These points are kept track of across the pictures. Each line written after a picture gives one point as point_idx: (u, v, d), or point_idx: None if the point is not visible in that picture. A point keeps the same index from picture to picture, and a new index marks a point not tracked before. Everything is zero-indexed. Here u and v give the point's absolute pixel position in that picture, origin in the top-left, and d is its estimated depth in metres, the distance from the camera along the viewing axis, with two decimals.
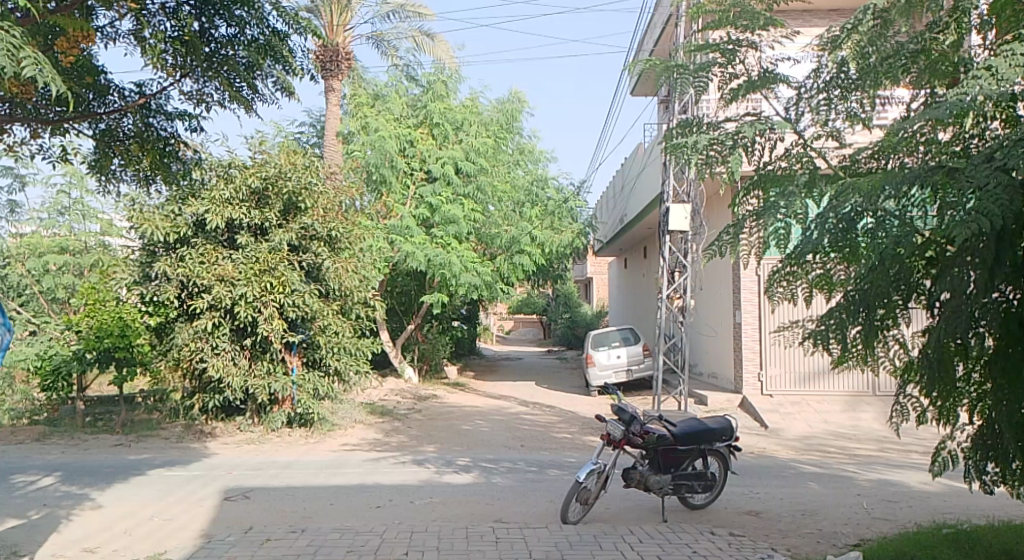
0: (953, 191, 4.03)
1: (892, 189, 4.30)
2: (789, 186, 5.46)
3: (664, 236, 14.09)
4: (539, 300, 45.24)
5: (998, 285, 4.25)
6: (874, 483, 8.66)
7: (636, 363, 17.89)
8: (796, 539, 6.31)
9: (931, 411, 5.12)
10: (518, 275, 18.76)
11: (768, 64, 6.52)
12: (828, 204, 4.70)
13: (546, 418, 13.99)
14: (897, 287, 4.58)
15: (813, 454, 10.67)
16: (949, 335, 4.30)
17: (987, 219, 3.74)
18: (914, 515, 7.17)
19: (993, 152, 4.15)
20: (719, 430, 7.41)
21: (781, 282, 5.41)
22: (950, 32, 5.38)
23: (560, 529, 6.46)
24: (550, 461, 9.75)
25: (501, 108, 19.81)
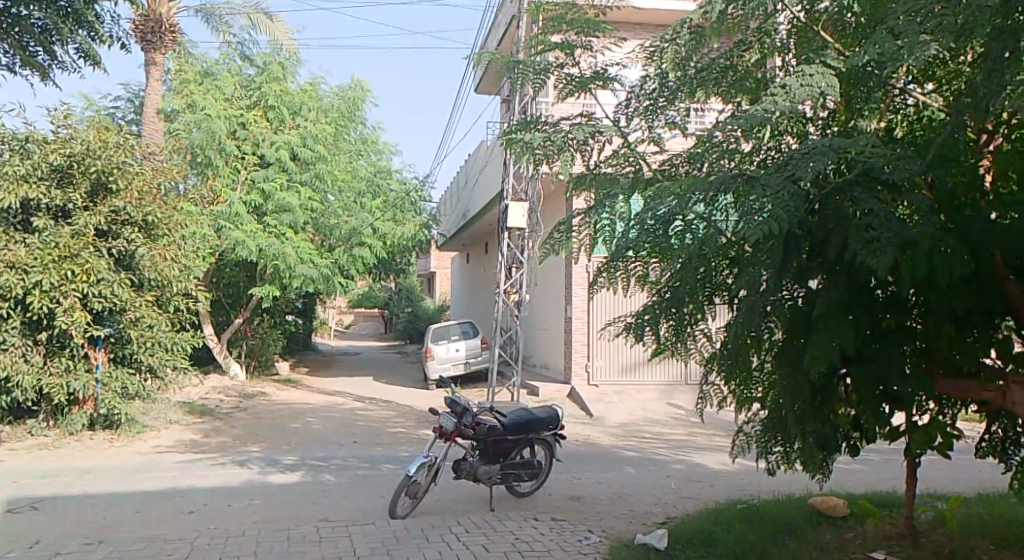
0: (751, 198, 4.26)
1: (701, 193, 4.61)
2: (614, 188, 5.73)
3: (502, 232, 14.36)
4: (380, 295, 44.72)
5: (787, 283, 4.48)
6: (682, 465, 9.36)
7: (473, 356, 18.04)
8: (611, 520, 6.69)
9: (730, 398, 5.62)
10: (358, 267, 18.42)
11: (600, 67, 6.81)
12: (647, 203, 4.97)
13: (380, 413, 13.83)
14: (704, 285, 4.98)
15: (632, 440, 11.34)
16: (746, 327, 4.56)
17: (777, 224, 3.99)
18: (713, 493, 7.80)
19: (785, 162, 4.45)
20: (546, 419, 7.64)
21: (605, 278, 5.67)
22: (754, 51, 5.78)
23: (387, 524, 6.40)
24: (380, 457, 9.65)
25: (342, 95, 19.26)
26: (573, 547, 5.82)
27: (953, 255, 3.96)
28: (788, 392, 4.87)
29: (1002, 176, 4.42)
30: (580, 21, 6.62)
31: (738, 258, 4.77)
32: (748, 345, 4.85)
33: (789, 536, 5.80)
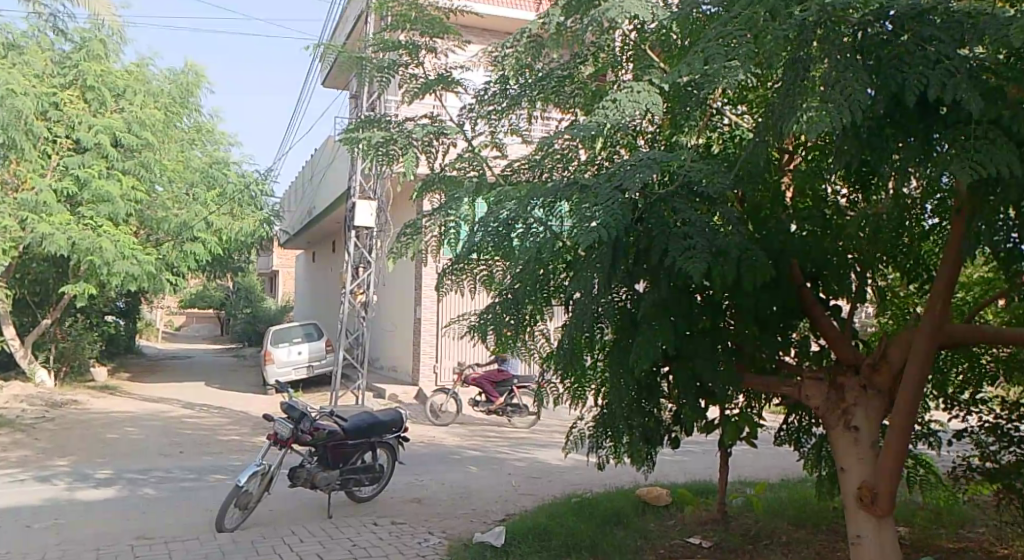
0: (585, 205, 4.41)
1: (539, 199, 4.73)
2: (458, 190, 5.73)
3: (349, 231, 14.00)
4: (216, 295, 42.29)
5: (615, 287, 4.70)
6: (522, 462, 9.60)
7: (317, 359, 17.49)
8: (451, 521, 6.73)
9: (566, 396, 5.82)
10: (188, 264, 17.46)
11: (444, 69, 6.82)
12: (489, 208, 5.09)
13: (211, 420, 13.07)
14: (541, 287, 5.12)
15: (476, 439, 11.48)
16: (578, 326, 4.75)
17: (605, 231, 4.15)
18: (551, 489, 8.06)
19: (614, 172, 4.66)
20: (389, 422, 7.53)
21: (450, 279, 5.67)
22: (589, 65, 5.94)
23: (213, 538, 6.06)
24: (209, 466, 9.11)
25: (174, 79, 17.98)
26: (411, 550, 5.79)
27: (757, 263, 4.32)
28: (616, 390, 5.09)
29: (798, 191, 4.95)
30: (423, 20, 6.58)
31: (572, 262, 4.93)
32: (581, 344, 5.05)
33: (616, 526, 6.11)
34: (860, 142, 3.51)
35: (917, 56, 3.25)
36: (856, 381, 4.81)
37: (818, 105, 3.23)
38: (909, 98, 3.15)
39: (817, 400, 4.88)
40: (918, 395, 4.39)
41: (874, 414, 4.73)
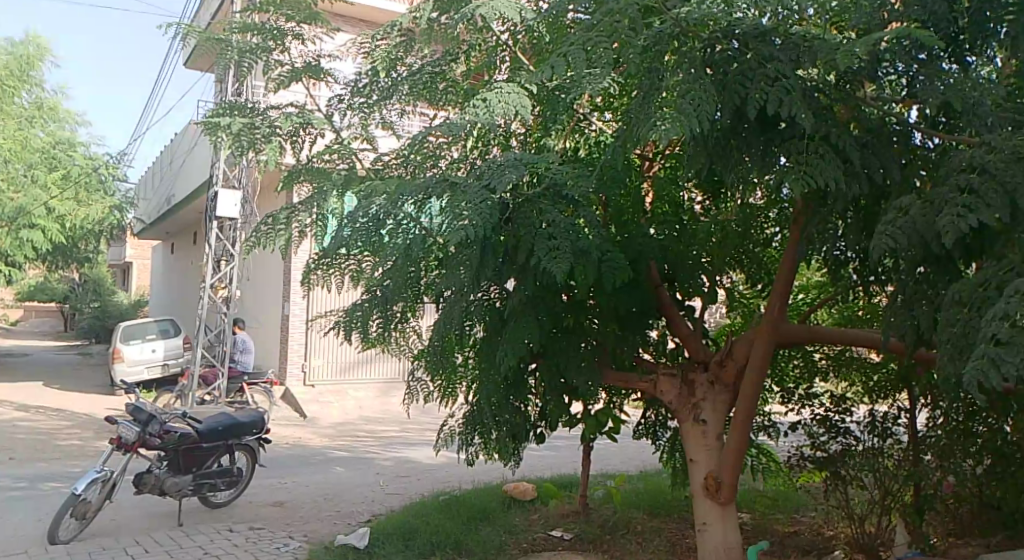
0: (452, 203, 4.24)
1: (410, 195, 4.45)
2: (326, 182, 5.47)
3: (210, 222, 13.32)
4: (59, 287, 39.00)
5: (484, 285, 4.70)
6: (391, 461, 9.49)
7: (173, 357, 16.51)
8: (313, 524, 6.54)
9: (436, 393, 5.79)
10: (24, 251, 16.34)
11: (313, 57, 6.58)
12: (358, 202, 4.70)
13: (50, 423, 12.03)
14: (412, 285, 5.01)
15: (343, 439, 11.24)
16: (447, 325, 4.70)
17: (470, 230, 4.01)
18: (419, 487, 8.02)
19: (480, 172, 4.55)
20: (250, 424, 7.19)
21: (318, 276, 5.47)
22: (461, 63, 5.99)
23: (45, 553, 5.57)
24: (45, 474, 8.38)
25: (11, 50, 16.53)
26: (268, 556, 5.58)
27: (617, 264, 4.41)
28: (484, 387, 5.07)
29: (658, 198, 5.18)
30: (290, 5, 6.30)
31: (442, 260, 4.77)
32: (452, 342, 5.02)
33: (481, 523, 6.15)
34: (709, 149, 3.71)
35: (759, 70, 3.46)
36: (705, 377, 5.11)
37: (671, 112, 3.38)
38: (751, 110, 3.36)
39: (670, 395, 5.15)
40: (755, 391, 4.74)
41: (719, 408, 5.07)
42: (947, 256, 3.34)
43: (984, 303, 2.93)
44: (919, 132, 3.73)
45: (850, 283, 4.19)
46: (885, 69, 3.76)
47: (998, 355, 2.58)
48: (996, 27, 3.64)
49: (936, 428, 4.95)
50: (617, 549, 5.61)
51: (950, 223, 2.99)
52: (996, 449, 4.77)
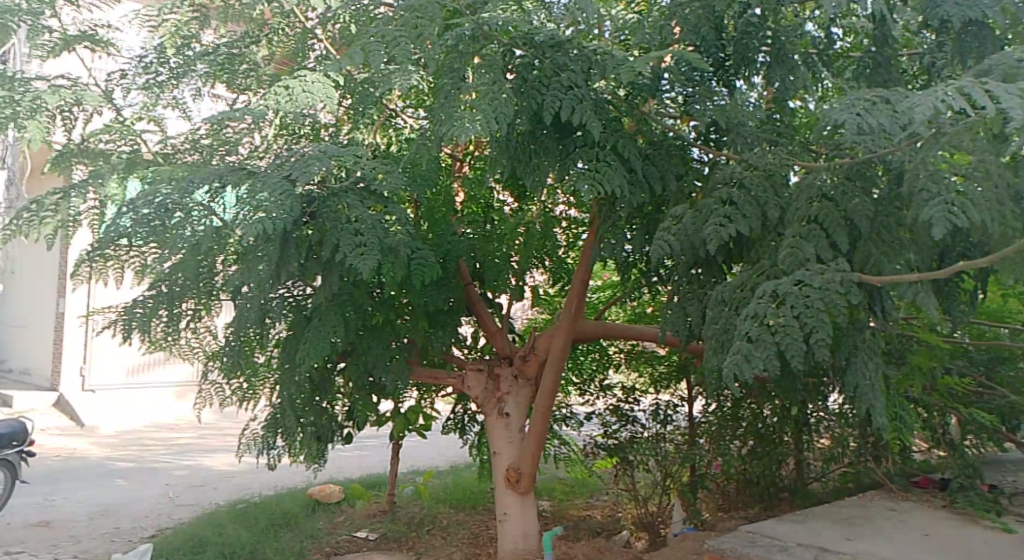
0: (251, 191, 3.75)
1: (200, 182, 3.96)
2: (104, 165, 4.87)
3: None
4: None
5: (286, 281, 4.46)
6: (183, 470, 8.87)
7: None
8: (88, 543, 5.94)
9: (233, 395, 5.46)
10: None
11: (88, 26, 5.87)
12: (139, 191, 4.03)
13: None
14: (205, 280, 4.65)
15: (130, 449, 10.34)
16: (244, 323, 4.46)
17: (269, 222, 3.57)
18: (215, 496, 7.57)
19: (284, 159, 4.06)
20: (7, 435, 6.39)
21: (90, 271, 4.89)
22: (263, 46, 5.70)
23: None
24: None
25: None
26: None
27: (427, 261, 4.20)
28: (286, 388, 4.82)
29: (469, 198, 5.19)
30: None
31: (240, 253, 4.29)
32: (250, 341, 4.75)
33: (281, 529, 5.92)
34: (510, 152, 3.90)
35: (555, 79, 3.64)
36: (510, 372, 5.28)
37: (473, 112, 3.44)
38: (547, 114, 3.53)
39: (477, 390, 5.23)
40: (554, 383, 4.96)
41: (522, 402, 5.26)
42: (714, 260, 3.74)
43: (741, 302, 3.30)
44: (695, 147, 4.08)
45: (639, 283, 4.50)
46: (665, 86, 4.09)
47: (749, 351, 2.93)
48: (758, 56, 4.07)
49: (709, 415, 5.50)
50: (421, 546, 5.63)
51: (714, 231, 3.35)
52: (758, 431, 5.30)
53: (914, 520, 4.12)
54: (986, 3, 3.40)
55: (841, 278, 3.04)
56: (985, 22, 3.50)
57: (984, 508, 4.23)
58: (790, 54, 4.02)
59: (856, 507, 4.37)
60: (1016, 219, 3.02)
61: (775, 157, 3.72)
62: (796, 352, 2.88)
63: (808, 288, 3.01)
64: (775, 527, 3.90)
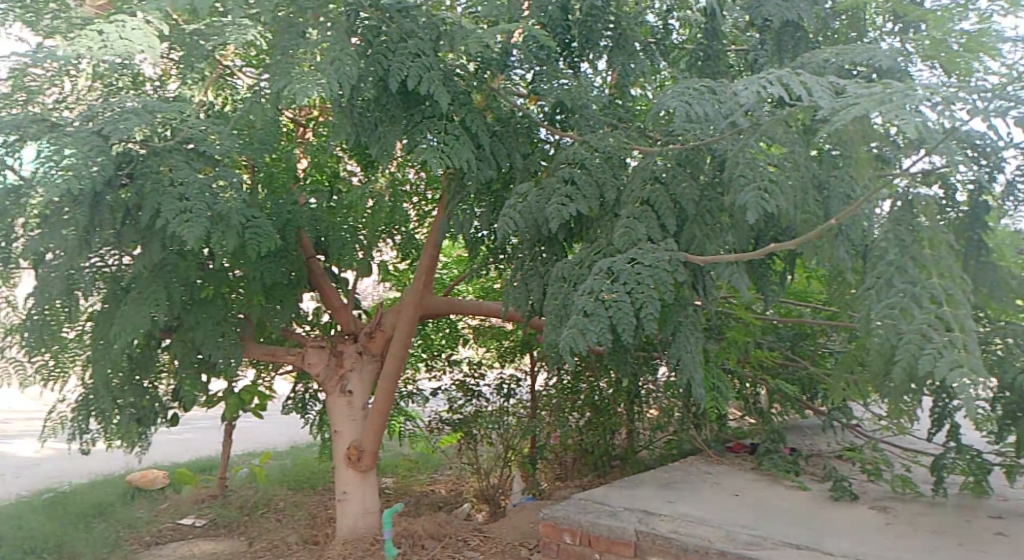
0: (54, 146, 3.38)
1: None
2: None
3: None
4: None
5: (100, 249, 4.08)
6: None
7: None
8: None
9: (36, 375, 4.94)
10: None
11: None
12: None
13: None
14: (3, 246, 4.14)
15: None
16: (48, 294, 4.03)
17: (76, 183, 3.23)
18: (17, 487, 6.85)
19: (96, 114, 3.67)
20: None
21: None
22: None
23: None
24: None
25: None
26: None
27: (262, 230, 3.98)
28: (100, 365, 4.42)
29: (312, 166, 4.94)
30: None
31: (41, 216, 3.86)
32: (57, 314, 4.30)
33: (94, 520, 5.46)
34: (354, 119, 3.76)
35: (402, 45, 3.56)
36: (354, 348, 5.16)
37: (315, 74, 3.29)
38: (393, 82, 3.44)
39: (318, 367, 5.08)
40: (399, 358, 4.91)
41: (366, 378, 5.16)
42: (555, 237, 3.81)
43: (580, 279, 3.42)
44: (541, 126, 4.12)
45: (485, 260, 4.51)
46: (514, 63, 4.10)
47: (584, 325, 3.06)
48: (601, 40, 4.19)
49: (549, 388, 5.68)
50: (254, 529, 5.40)
51: (556, 210, 3.42)
52: (595, 403, 5.52)
53: (728, 482, 4.47)
54: (802, 6, 3.69)
55: (669, 257, 3.22)
56: (800, 24, 3.80)
57: (785, 469, 4.65)
58: (631, 42, 4.18)
59: (678, 472, 4.66)
60: (818, 206, 3.33)
61: (616, 140, 3.82)
62: (626, 325, 3.04)
63: (639, 265, 3.18)
64: (604, 493, 4.09)
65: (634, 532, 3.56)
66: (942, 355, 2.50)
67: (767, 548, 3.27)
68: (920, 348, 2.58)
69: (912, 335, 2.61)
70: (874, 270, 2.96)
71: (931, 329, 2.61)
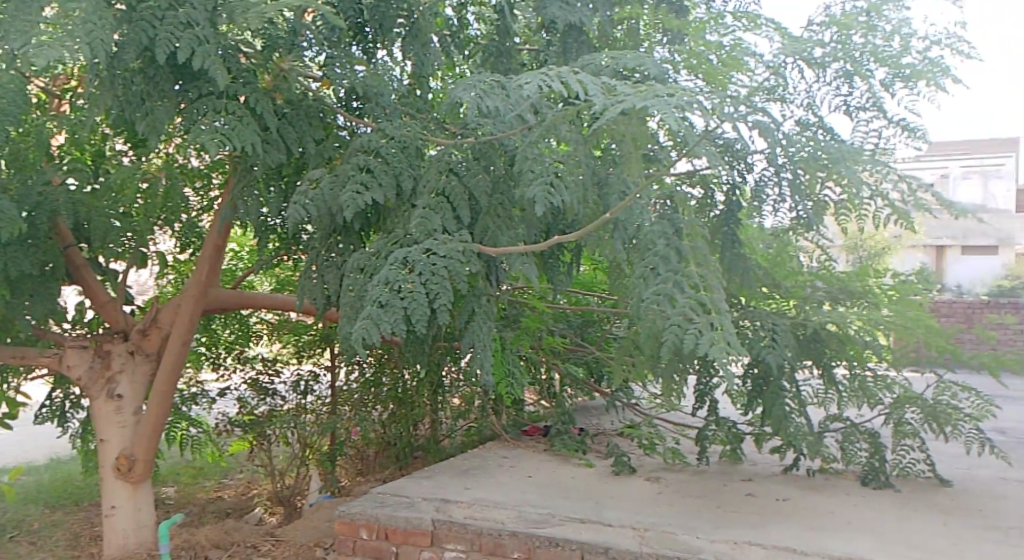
0: None
1: None
2: None
3: None
4: None
5: None
6: None
7: None
8: None
9: None
10: None
11: None
12: None
13: None
14: None
15: None
16: None
17: None
18: None
19: None
20: None
21: None
22: None
23: None
24: None
25: None
26: None
27: (3, 212, 3.47)
28: None
29: (71, 143, 4.41)
30: None
31: None
32: None
33: None
34: (118, 92, 3.40)
35: (170, 13, 3.26)
36: (124, 348, 4.66)
37: (64, 37, 2.92)
38: (159, 54, 3.14)
39: (80, 369, 4.56)
40: (179, 357, 4.52)
41: (139, 381, 4.69)
42: (349, 227, 3.69)
43: (376, 270, 3.32)
44: (335, 111, 3.97)
45: (276, 251, 4.27)
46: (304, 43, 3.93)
47: (377, 315, 3.01)
48: (394, 27, 4.11)
49: (351, 383, 5.52)
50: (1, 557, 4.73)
51: (351, 198, 3.31)
52: (398, 395, 5.41)
53: (522, 465, 4.63)
54: (583, 11, 3.90)
55: (463, 247, 3.24)
56: (583, 29, 4.01)
57: (574, 448, 4.91)
58: (425, 32, 4.13)
59: (476, 459, 4.74)
60: (597, 201, 3.52)
61: (412, 130, 3.76)
62: (420, 315, 3.04)
63: (435, 256, 3.16)
64: (400, 485, 4.06)
65: (430, 521, 3.54)
66: (701, 333, 2.75)
67: (555, 524, 3.42)
68: (683, 329, 2.83)
69: (675, 317, 2.85)
70: (643, 261, 3.18)
71: (691, 312, 2.86)
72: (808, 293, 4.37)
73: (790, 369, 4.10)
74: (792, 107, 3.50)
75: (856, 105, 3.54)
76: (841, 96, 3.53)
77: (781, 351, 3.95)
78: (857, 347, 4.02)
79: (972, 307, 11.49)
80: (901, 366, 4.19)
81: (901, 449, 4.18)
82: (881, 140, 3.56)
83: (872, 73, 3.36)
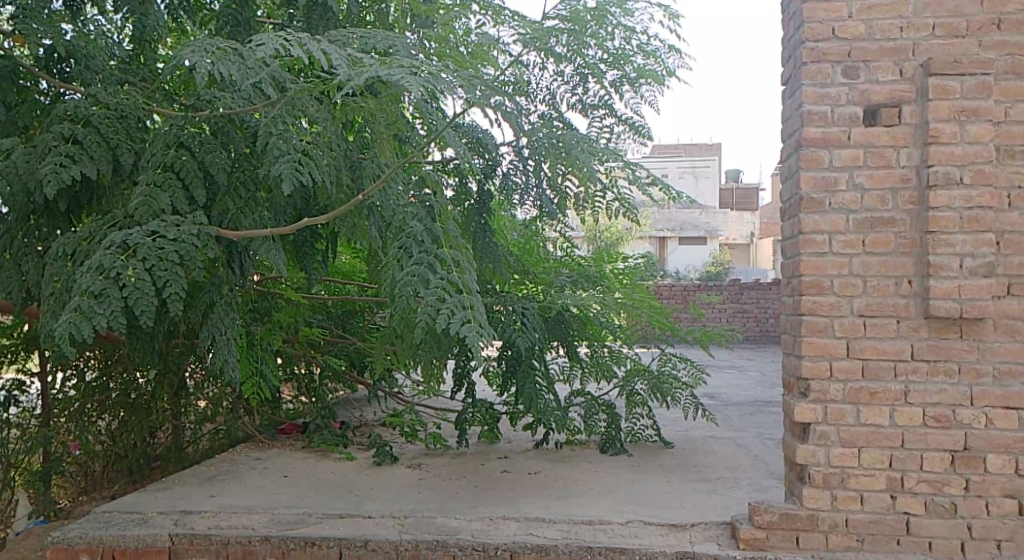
0: None
1: None
2: None
3: None
4: None
5: None
6: None
7: None
8: None
9: None
10: None
11: None
12: None
13: None
14: None
15: None
16: None
17: None
18: None
19: None
20: None
21: None
22: None
23: None
24: None
25: None
26: None
27: None
28: None
29: None
30: None
31: None
32: None
33: None
34: None
35: None
36: None
37: None
38: None
39: None
40: None
41: None
42: (53, 207, 3.18)
43: (87, 257, 2.91)
44: (32, 73, 3.42)
45: None
46: None
47: (88, 308, 2.65)
48: None
49: (67, 390, 4.81)
50: None
51: (51, 172, 2.86)
52: (128, 401, 4.81)
53: (275, 465, 4.37)
54: None
55: (196, 231, 2.95)
56: (329, 5, 3.85)
57: (332, 442, 4.75)
58: None
59: (223, 464, 4.37)
60: (350, 184, 3.40)
61: (131, 99, 3.34)
62: (145, 308, 2.72)
63: (162, 240, 2.85)
64: (133, 500, 3.62)
65: (168, 536, 3.19)
66: (454, 312, 2.79)
67: (309, 523, 3.26)
68: (436, 307, 2.83)
69: (430, 297, 2.84)
70: (397, 242, 3.13)
71: (446, 292, 2.87)
72: (552, 280, 4.61)
73: (539, 349, 4.29)
74: (535, 102, 3.67)
75: (589, 104, 3.80)
76: (577, 95, 3.77)
77: (530, 333, 4.17)
78: (596, 327, 4.41)
79: (687, 290, 13.06)
80: (632, 344, 4.63)
81: (633, 417, 4.60)
82: (612, 138, 3.85)
83: (603, 74, 3.64)
